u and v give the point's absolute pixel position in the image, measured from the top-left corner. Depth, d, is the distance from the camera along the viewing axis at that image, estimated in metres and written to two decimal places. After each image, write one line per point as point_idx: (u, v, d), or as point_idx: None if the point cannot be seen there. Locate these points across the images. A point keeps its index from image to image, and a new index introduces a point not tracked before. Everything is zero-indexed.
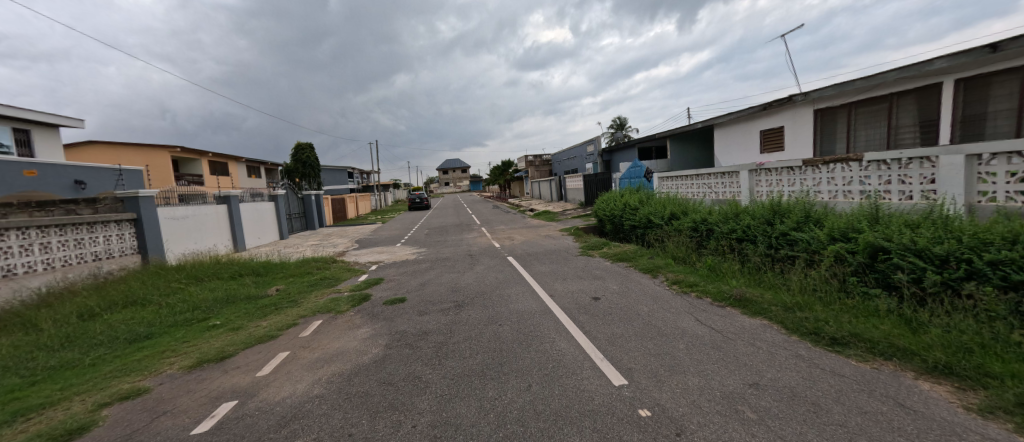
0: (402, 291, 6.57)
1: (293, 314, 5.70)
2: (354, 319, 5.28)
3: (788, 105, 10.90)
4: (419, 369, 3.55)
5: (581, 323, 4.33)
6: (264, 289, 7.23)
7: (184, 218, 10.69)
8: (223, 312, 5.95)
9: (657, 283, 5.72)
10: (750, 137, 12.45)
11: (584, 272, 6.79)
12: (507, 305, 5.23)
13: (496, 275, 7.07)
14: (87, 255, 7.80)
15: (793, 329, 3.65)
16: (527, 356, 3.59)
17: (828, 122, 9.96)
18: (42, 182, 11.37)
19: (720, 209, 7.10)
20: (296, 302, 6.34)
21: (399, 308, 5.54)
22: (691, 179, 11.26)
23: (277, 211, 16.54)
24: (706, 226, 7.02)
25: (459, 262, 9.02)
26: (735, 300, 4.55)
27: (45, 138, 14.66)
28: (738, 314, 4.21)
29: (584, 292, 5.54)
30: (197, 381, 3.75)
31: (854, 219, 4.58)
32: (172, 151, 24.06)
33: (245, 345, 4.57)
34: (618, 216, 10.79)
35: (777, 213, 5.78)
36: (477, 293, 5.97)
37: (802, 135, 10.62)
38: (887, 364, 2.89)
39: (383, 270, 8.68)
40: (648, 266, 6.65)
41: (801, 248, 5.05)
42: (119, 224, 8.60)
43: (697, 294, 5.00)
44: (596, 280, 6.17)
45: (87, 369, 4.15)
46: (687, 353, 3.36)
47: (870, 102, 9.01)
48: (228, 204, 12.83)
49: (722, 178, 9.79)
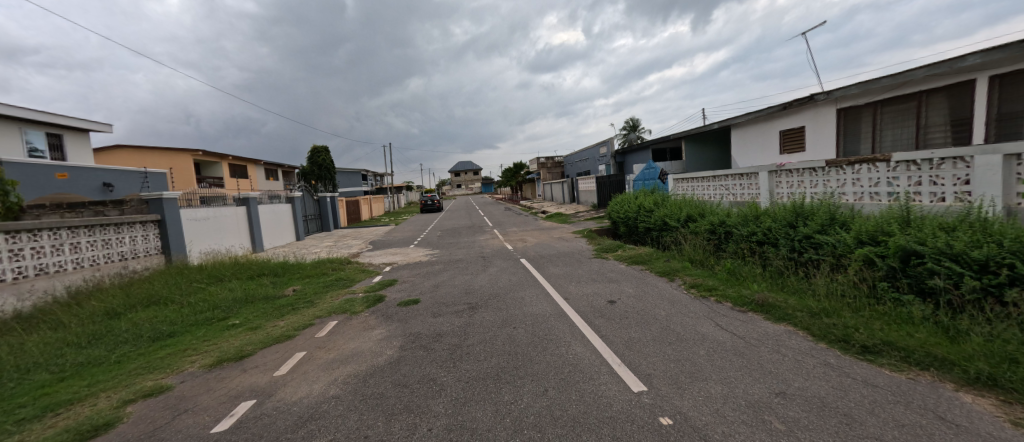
0: (415, 293, 6.58)
1: (310, 314, 5.76)
2: (368, 320, 5.30)
3: (809, 104, 10.61)
4: (434, 371, 3.53)
5: (597, 326, 4.26)
6: (280, 289, 7.27)
7: (205, 220, 10.96)
8: (242, 312, 6.02)
9: (674, 286, 5.56)
10: (769, 138, 12.19)
11: (598, 274, 6.68)
12: (521, 307, 5.18)
13: (510, 277, 7.03)
14: (114, 255, 8.05)
15: (820, 336, 3.48)
16: (543, 360, 3.53)
17: (852, 121, 9.69)
18: (73, 184, 11.81)
19: (739, 210, 6.96)
20: (312, 302, 6.40)
21: (413, 310, 5.55)
22: (708, 180, 11.04)
23: (294, 212, 16.80)
24: (725, 228, 6.87)
25: (471, 264, 8.98)
26: (758, 305, 4.37)
27: (77, 142, 15.24)
28: (760, 320, 4.05)
29: (599, 295, 5.45)
30: (217, 379, 3.80)
31: (883, 222, 4.45)
32: (194, 155, 24.77)
33: (263, 344, 4.63)
34: (632, 218, 10.68)
35: (801, 215, 5.66)
36: (491, 295, 5.91)
37: (825, 136, 10.33)
38: (924, 374, 2.74)
39: (397, 271, 8.74)
40: (665, 269, 6.49)
41: (826, 252, 4.91)
42: (144, 225, 8.85)
43: (716, 298, 4.82)
44: (611, 283, 6.06)
45: (112, 366, 4.24)
46: (708, 360, 3.25)
47: (896, 100, 8.72)
48: (247, 206, 13.11)
49: (740, 179, 9.64)
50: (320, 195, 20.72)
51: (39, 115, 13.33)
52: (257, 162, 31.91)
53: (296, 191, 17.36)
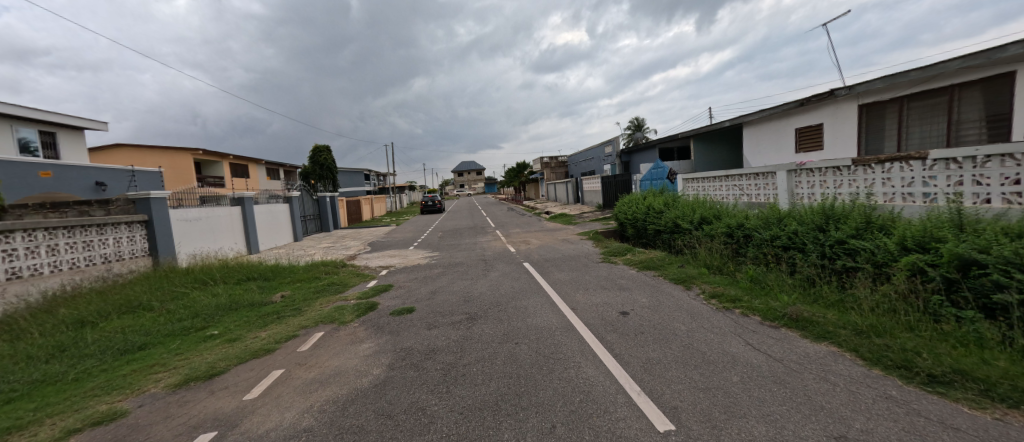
0: (411, 301, 6.11)
1: (295, 324, 5.30)
2: (357, 332, 4.84)
3: (828, 100, 10.09)
4: (424, 398, 3.06)
5: (609, 343, 3.79)
6: (268, 294, 6.83)
7: (197, 220, 10.55)
8: (223, 320, 5.56)
9: (692, 296, 5.05)
10: (784, 136, 11.67)
11: (607, 281, 6.18)
12: (524, 319, 4.71)
13: (512, 284, 6.56)
14: (96, 258, 7.63)
15: (873, 360, 2.99)
16: (549, 386, 3.06)
17: (875, 118, 9.19)
18: (64, 183, 11.58)
19: (758, 212, 6.46)
20: (299, 310, 5.94)
21: (406, 321, 5.08)
22: (722, 180, 10.51)
23: (292, 212, 16.41)
24: (744, 232, 6.37)
25: (472, 268, 8.49)
26: (792, 320, 3.87)
27: (70, 140, 14.89)
28: (797, 338, 3.55)
29: (610, 306, 4.96)
30: (180, 403, 3.35)
31: (932, 226, 3.96)
32: (195, 153, 24.46)
33: (239, 360, 4.18)
34: (641, 219, 10.19)
35: (831, 218, 5.17)
36: (491, 304, 5.43)
37: (845, 133, 9.82)
38: (1014, 413, 2.24)
39: (393, 276, 8.28)
40: (680, 276, 5.98)
41: (864, 259, 4.41)
42: (130, 226, 8.43)
43: (742, 311, 4.32)
44: (622, 291, 5.56)
45: (69, 384, 3.79)
46: (743, 389, 2.77)
47: (925, 95, 8.22)
48: (242, 206, 12.70)
49: (758, 179, 9.13)
50: (319, 195, 20.35)
51: (30, 112, 12.98)
52: (258, 161, 31.69)
53: (294, 191, 16.96)
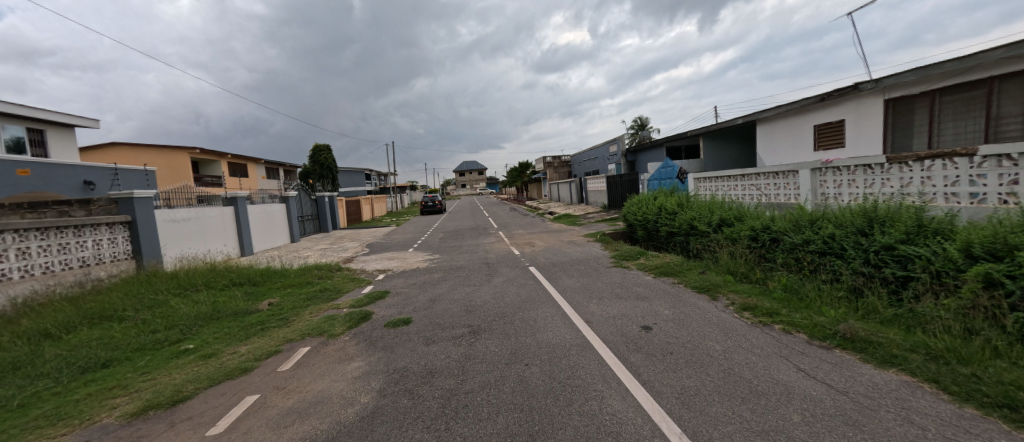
0: (408, 310, 5.60)
1: (279, 337, 4.80)
2: (347, 348, 4.33)
3: (851, 95, 9.56)
4: (418, 438, 2.54)
5: (634, 367, 3.27)
6: (255, 302, 6.32)
7: (186, 221, 10.07)
8: (202, 332, 5.06)
9: (720, 307, 4.52)
10: (801, 133, 11.15)
11: (622, 289, 5.66)
12: (534, 333, 4.20)
13: (518, 291, 6.06)
14: (72, 261, 7.14)
15: (963, 395, 2.46)
16: (569, 423, 2.54)
17: (903, 113, 8.68)
18: (49, 182, 11.25)
19: (787, 214, 5.93)
20: (286, 320, 5.44)
21: (402, 334, 4.58)
22: (739, 180, 9.96)
23: (289, 212, 15.94)
24: (770, 235, 5.85)
25: (474, 272, 7.98)
26: (846, 340, 3.35)
27: (60, 138, 14.46)
28: (858, 363, 3.02)
29: (628, 319, 4.42)
30: (132, 439, 2.85)
31: (1003, 231, 3.45)
32: (191, 153, 24.05)
33: (210, 382, 3.67)
34: (652, 221, 9.67)
35: (874, 221, 4.65)
36: (497, 315, 4.92)
37: (869, 129, 9.29)
38: None
39: (391, 281, 7.78)
40: (703, 283, 5.46)
41: (919, 268, 3.89)
42: (111, 227, 7.94)
43: (783, 327, 3.79)
44: (640, 301, 5.04)
45: (11, 412, 3.28)
46: (810, 433, 2.24)
47: (959, 88, 7.72)
48: (234, 206, 12.22)
49: (779, 178, 8.57)
50: (317, 194, 19.85)
51: (16, 108, 12.54)
52: (257, 160, 31.31)
53: (290, 190, 16.48)
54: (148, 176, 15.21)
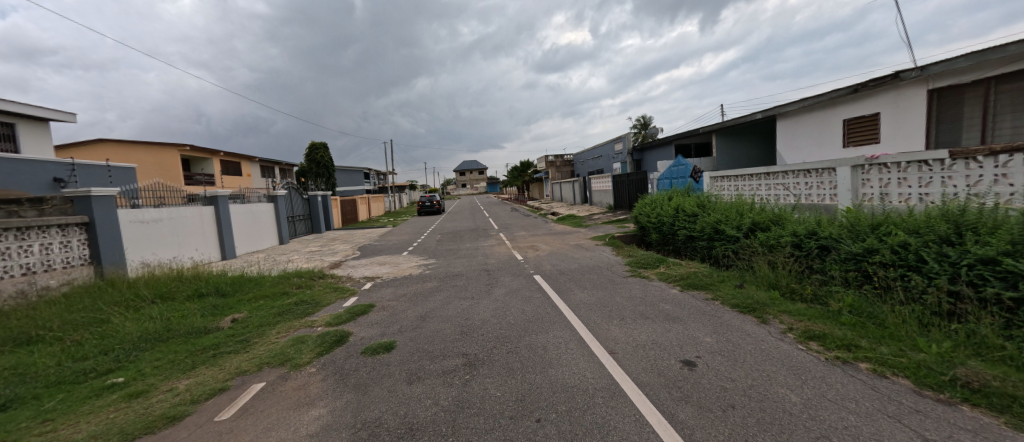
0: (393, 330, 4.74)
1: (232, 368, 3.92)
2: (311, 385, 3.45)
3: (888, 86, 8.67)
4: None
5: (687, 430, 2.37)
6: (217, 318, 5.45)
7: (156, 222, 9.20)
8: (142, 359, 4.19)
9: (776, 336, 3.63)
10: (828, 128, 10.27)
11: (646, 307, 4.77)
12: (546, 370, 3.32)
13: (523, 306, 5.18)
14: (13, 269, 6.18)
15: None
16: None
17: (949, 105, 7.81)
18: (14, 178, 10.41)
19: (839, 218, 5.03)
20: (248, 343, 4.57)
21: (381, 366, 3.70)
22: (765, 180, 9.07)
23: (278, 212, 15.08)
24: (819, 242, 4.95)
25: (473, 281, 7.11)
26: (976, 393, 2.45)
27: (33, 133, 13.59)
28: (1013, 434, 2.11)
29: (662, 349, 3.53)
30: None
31: None
32: (181, 150, 23.23)
33: (122, 438, 2.79)
34: (667, 223, 8.79)
35: (963, 229, 3.76)
36: (498, 341, 4.04)
37: (909, 124, 8.40)
38: None
39: (379, 291, 6.91)
40: (744, 301, 4.57)
41: None
42: (65, 229, 7.04)
43: (872, 368, 2.89)
44: (671, 324, 4.15)
45: None
46: None
47: (1020, 75, 6.84)
48: (215, 205, 11.34)
49: (813, 176, 7.69)
50: (310, 194, 18.98)
51: None
52: (251, 159, 30.48)
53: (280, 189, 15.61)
54: (111, 174, 13.94)
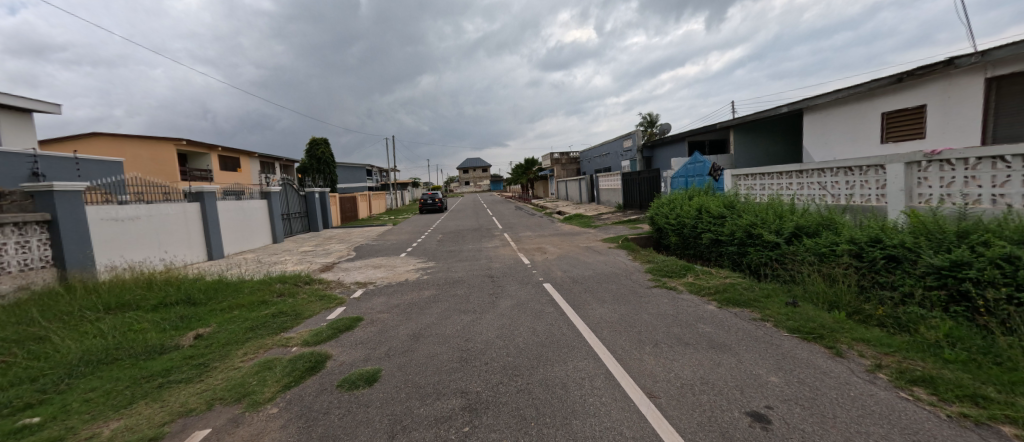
0: (379, 353, 3.98)
1: (177, 405, 3.16)
2: (266, 436, 2.68)
3: (937, 74, 7.78)
4: None
5: None
6: (179, 333, 4.71)
7: (129, 221, 8.47)
8: (72, 389, 3.44)
9: (862, 377, 2.81)
10: (864, 123, 9.39)
11: (682, 329, 3.98)
12: (568, 423, 2.52)
13: (534, 324, 4.41)
14: None
15: None
16: None
17: (1011, 94, 6.92)
18: None
19: (912, 223, 4.20)
20: (206, 368, 3.82)
21: (358, 408, 2.93)
22: (798, 178, 8.23)
23: (272, 209, 14.37)
24: (889, 252, 4.12)
25: (475, 290, 6.34)
26: None
27: (13, 123, 12.89)
28: None
29: (717, 393, 2.74)
30: None
31: None
32: (176, 144, 22.52)
33: None
34: (689, 226, 7.98)
35: None
36: (505, 373, 3.26)
37: (962, 116, 7.51)
38: None
39: (370, 299, 6.16)
40: (803, 324, 3.78)
41: None
42: (22, 228, 6.29)
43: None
44: (719, 354, 3.36)
45: None
46: None
47: None
48: (201, 202, 10.62)
49: (857, 174, 6.84)
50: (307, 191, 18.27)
51: None
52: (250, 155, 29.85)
53: (274, 185, 14.89)
54: (80, 166, 12.89)
